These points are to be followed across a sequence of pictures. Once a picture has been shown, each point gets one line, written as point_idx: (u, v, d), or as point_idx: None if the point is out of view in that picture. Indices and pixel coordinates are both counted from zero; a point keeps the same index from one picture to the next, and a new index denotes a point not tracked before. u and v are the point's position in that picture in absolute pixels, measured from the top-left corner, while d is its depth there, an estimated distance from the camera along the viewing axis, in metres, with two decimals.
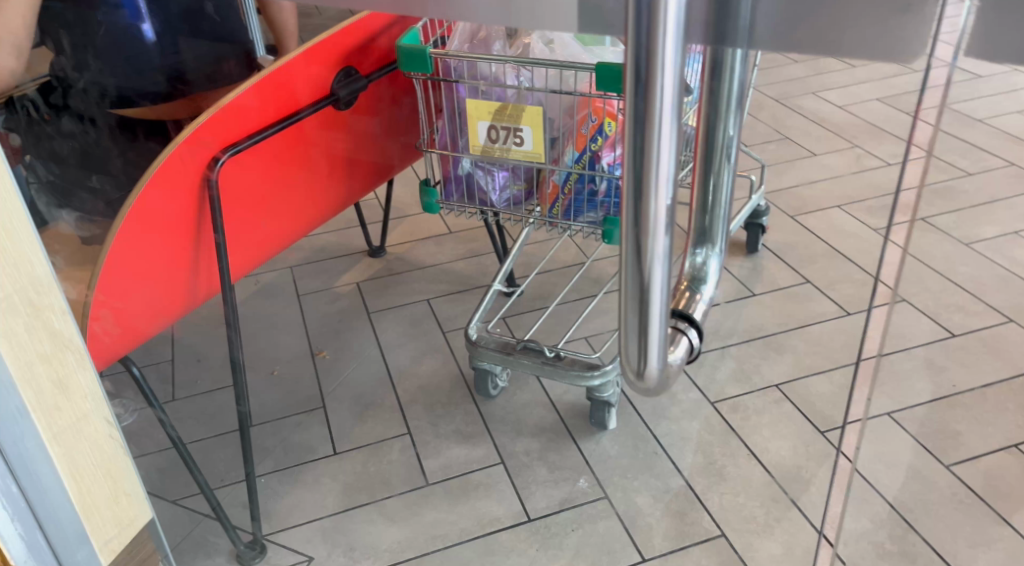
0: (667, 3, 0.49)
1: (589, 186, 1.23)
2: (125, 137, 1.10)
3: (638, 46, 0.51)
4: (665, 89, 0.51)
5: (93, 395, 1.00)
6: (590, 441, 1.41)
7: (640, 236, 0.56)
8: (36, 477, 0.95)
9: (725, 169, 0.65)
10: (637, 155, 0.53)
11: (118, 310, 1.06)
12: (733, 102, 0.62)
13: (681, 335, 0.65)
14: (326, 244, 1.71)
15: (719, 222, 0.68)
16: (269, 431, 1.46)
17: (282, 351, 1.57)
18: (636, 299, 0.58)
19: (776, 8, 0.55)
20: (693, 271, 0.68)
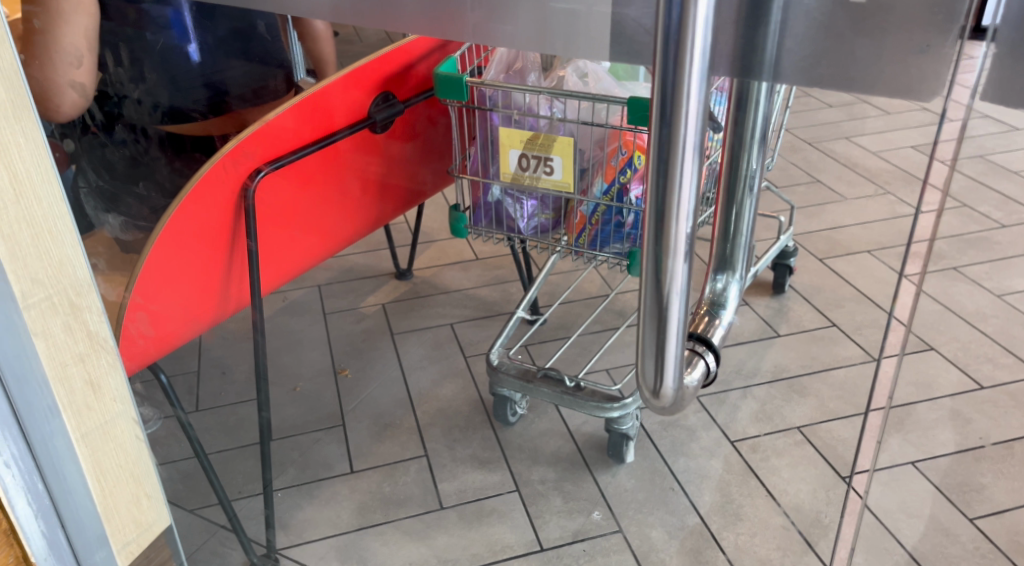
0: (694, 35, 0.51)
1: (616, 218, 1.25)
2: (172, 148, 1.10)
3: (665, 73, 0.52)
4: (690, 116, 0.52)
5: (121, 398, 1.02)
6: (606, 474, 1.42)
7: (660, 257, 0.57)
8: (61, 476, 0.97)
9: (747, 199, 0.66)
10: (660, 178, 0.54)
11: (152, 312, 1.10)
12: (757, 133, 0.63)
13: (698, 358, 0.66)
14: (354, 265, 1.63)
15: (741, 250, 0.69)
16: (289, 446, 1.47)
17: (305, 367, 1.54)
18: (655, 319, 0.59)
19: (800, 46, 0.56)
20: (713, 296, 0.69)
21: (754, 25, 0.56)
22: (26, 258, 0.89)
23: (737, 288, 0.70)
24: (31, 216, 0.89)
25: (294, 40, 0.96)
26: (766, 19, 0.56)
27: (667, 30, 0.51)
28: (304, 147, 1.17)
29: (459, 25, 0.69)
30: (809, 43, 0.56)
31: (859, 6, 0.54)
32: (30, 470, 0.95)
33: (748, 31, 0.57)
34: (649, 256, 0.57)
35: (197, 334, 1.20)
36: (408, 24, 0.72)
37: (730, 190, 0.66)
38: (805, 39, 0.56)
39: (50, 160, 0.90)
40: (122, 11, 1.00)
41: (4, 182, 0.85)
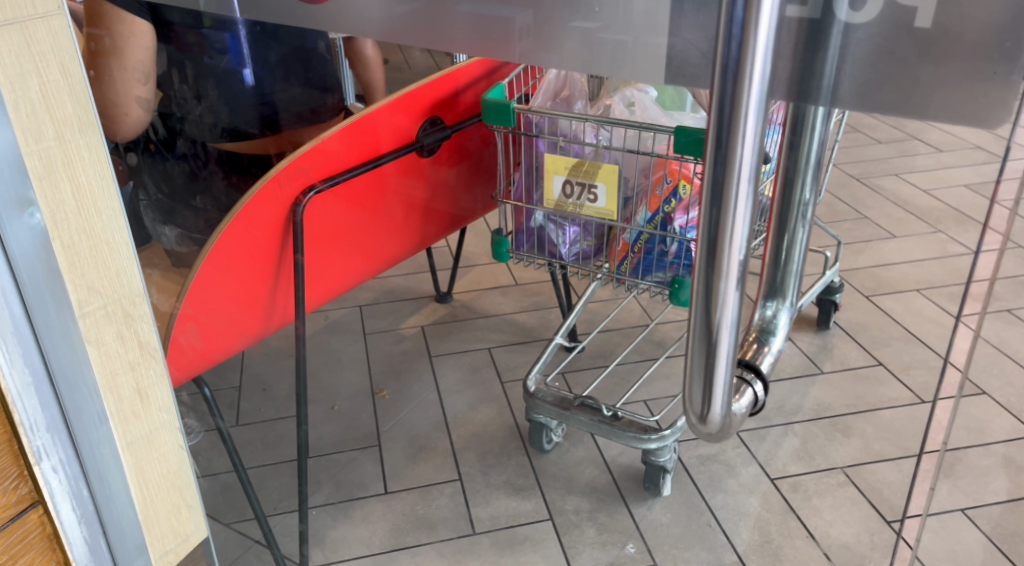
0: (755, 57, 0.50)
1: (659, 247, 1.25)
2: (230, 166, 1.13)
3: (723, 96, 0.52)
4: (747, 139, 0.52)
5: (167, 408, 1.07)
6: (642, 506, 1.42)
7: (711, 281, 0.56)
8: (106, 483, 1.01)
9: (799, 228, 0.65)
10: (715, 201, 0.54)
11: (201, 325, 1.14)
12: (812, 160, 0.62)
13: (746, 385, 0.64)
14: (395, 286, 1.59)
15: (791, 277, 0.68)
16: (324, 464, 1.46)
17: (344, 388, 1.50)
18: (703, 342, 0.58)
19: (859, 71, 0.56)
20: (762, 323, 0.68)
21: (813, 50, 0.56)
22: (84, 269, 0.94)
23: (787, 316, 0.68)
24: (91, 227, 0.94)
25: (345, 67, 0.97)
26: (826, 44, 0.55)
27: (726, 55, 0.51)
28: (353, 168, 1.19)
29: (509, 53, 0.70)
30: (868, 68, 0.56)
31: (925, 33, 0.53)
32: (76, 476, 0.98)
33: (807, 55, 0.56)
34: (701, 279, 0.57)
35: (242, 347, 1.23)
36: (458, 46, 0.72)
37: (782, 218, 0.65)
38: (865, 64, 0.55)
39: (112, 177, 0.95)
40: (182, 34, 0.97)
41: (67, 195, 0.91)
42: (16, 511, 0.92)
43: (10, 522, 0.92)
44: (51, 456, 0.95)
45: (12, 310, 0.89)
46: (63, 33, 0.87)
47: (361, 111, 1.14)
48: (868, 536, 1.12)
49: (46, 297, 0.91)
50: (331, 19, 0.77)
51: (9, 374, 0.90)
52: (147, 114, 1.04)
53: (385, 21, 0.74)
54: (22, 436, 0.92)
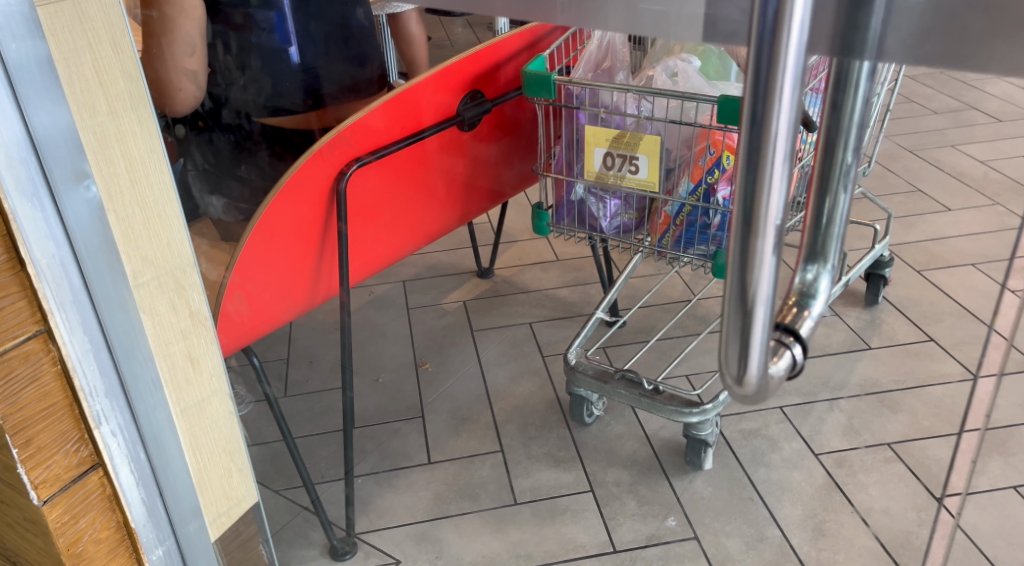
0: (795, 11, 0.47)
1: (702, 219, 1.23)
2: (274, 135, 1.18)
3: (760, 54, 0.49)
4: (785, 98, 0.49)
5: (218, 376, 1.10)
6: (683, 479, 1.45)
7: (747, 242, 0.53)
8: (162, 447, 1.04)
9: (842, 192, 0.58)
10: (751, 161, 0.51)
11: (248, 293, 1.17)
12: (857, 120, 0.56)
13: (784, 348, 0.57)
14: (437, 262, 1.69)
15: (835, 243, 0.60)
16: (369, 435, 1.53)
17: (388, 360, 1.60)
18: (739, 308, 0.55)
19: (909, 22, 0.53)
20: (802, 287, 0.59)
21: (859, 2, 0.53)
22: (139, 241, 0.97)
23: (829, 281, 0.60)
24: (144, 200, 0.97)
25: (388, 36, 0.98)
26: None
27: (762, 26, 0.48)
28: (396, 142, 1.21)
29: (549, 21, 0.68)
30: (919, 19, 0.53)
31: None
32: (134, 440, 1.02)
33: (852, 8, 0.53)
34: (737, 241, 0.53)
35: (291, 318, 1.26)
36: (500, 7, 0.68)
37: (824, 181, 0.58)
38: (915, 15, 0.53)
39: (162, 150, 0.97)
40: (229, 15, 1.08)
41: (121, 169, 0.94)
42: (78, 472, 0.97)
43: (73, 482, 0.96)
44: (110, 421, 0.99)
45: (71, 280, 0.92)
46: (113, 9, 0.89)
47: (403, 86, 1.17)
48: (914, 513, 1.10)
49: (102, 267, 0.94)
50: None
51: (70, 342, 0.93)
52: (200, 94, 1.09)
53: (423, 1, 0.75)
54: (83, 401, 0.95)
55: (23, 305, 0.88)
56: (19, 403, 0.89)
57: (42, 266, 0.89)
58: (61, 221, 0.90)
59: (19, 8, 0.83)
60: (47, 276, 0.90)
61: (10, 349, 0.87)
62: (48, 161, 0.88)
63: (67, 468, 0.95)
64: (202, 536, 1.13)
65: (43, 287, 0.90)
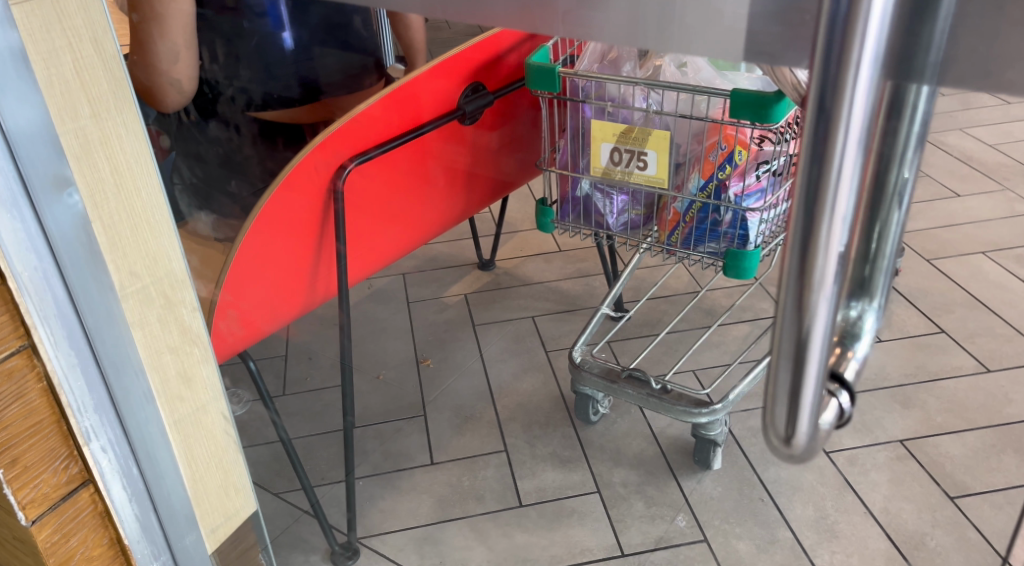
0: (866, 32, 0.42)
1: (713, 216, 1.18)
2: (265, 144, 1.12)
3: (826, 75, 0.44)
4: (851, 131, 0.44)
5: (212, 388, 1.06)
6: (692, 479, 1.40)
7: (803, 293, 0.48)
8: (155, 461, 1.00)
9: (896, 210, 0.50)
10: (809, 202, 0.46)
11: (241, 312, 1.13)
12: (913, 141, 0.48)
13: (830, 399, 0.52)
14: (439, 254, 1.63)
15: (881, 273, 0.52)
16: (372, 435, 1.49)
17: (389, 357, 1.54)
18: (791, 356, 0.50)
19: (977, 44, 0.46)
20: (847, 326, 0.52)
21: (921, 19, 0.45)
22: (125, 249, 0.93)
23: (876, 320, 0.53)
24: (131, 206, 0.92)
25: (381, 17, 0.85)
26: (934, 14, 0.45)
27: (830, 40, 0.43)
28: (392, 140, 1.18)
29: (551, 13, 0.61)
30: (987, 42, 0.45)
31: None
32: (125, 455, 0.98)
33: (914, 27, 0.45)
34: (789, 293, 0.49)
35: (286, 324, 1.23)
36: (494, 18, 0.65)
37: (874, 206, 0.49)
38: (982, 38, 0.45)
39: (150, 153, 0.93)
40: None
41: (106, 175, 0.89)
42: (67, 490, 0.93)
43: (62, 500, 0.93)
44: (100, 436, 0.95)
45: (54, 292, 0.88)
46: (95, 7, 0.84)
47: (402, 78, 1.12)
48: (929, 514, 1.12)
49: (88, 278, 0.90)
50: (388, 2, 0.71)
51: (55, 356, 0.89)
52: (184, 99, 1.01)
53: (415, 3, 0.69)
54: (71, 418, 0.92)
55: (5, 319, 0.85)
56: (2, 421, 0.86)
57: (23, 279, 0.85)
58: (42, 230, 0.86)
59: None
60: (29, 290, 0.86)
61: None
62: (25, 166, 0.83)
63: (55, 486, 0.92)
64: (199, 549, 1.09)
65: (25, 301, 0.86)
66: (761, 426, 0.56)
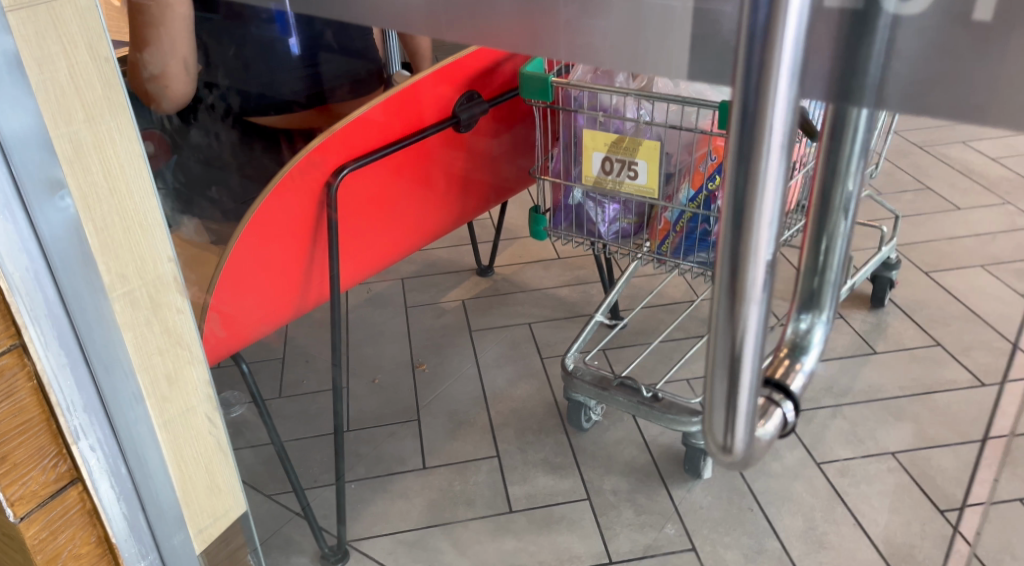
0: (783, 52, 0.43)
1: (702, 226, 1.16)
2: (244, 150, 1.18)
3: (747, 96, 0.44)
4: (774, 147, 0.45)
5: (202, 388, 1.08)
6: (681, 487, 1.38)
7: (734, 306, 0.49)
8: (143, 461, 1.02)
9: (841, 222, 0.53)
10: (737, 218, 0.47)
11: (224, 314, 1.13)
12: (857, 154, 0.50)
13: (774, 407, 0.55)
14: (438, 260, 1.68)
15: (830, 287, 0.56)
16: (364, 438, 1.53)
17: (385, 360, 1.64)
18: (726, 367, 0.51)
19: (911, 67, 0.47)
20: (794, 338, 0.56)
21: (858, 43, 0.47)
22: (117, 252, 0.95)
23: (824, 332, 0.57)
24: (123, 208, 0.94)
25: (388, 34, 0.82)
26: (872, 34, 0.47)
27: (749, 63, 0.44)
28: (392, 143, 1.19)
29: (554, 23, 0.62)
30: (922, 64, 0.47)
31: (987, 29, 0.45)
32: (114, 455, 1.00)
33: (850, 47, 0.47)
34: (721, 305, 0.50)
35: (268, 331, 1.23)
36: (485, 40, 0.68)
37: (820, 222, 0.53)
38: (917, 59, 0.47)
39: (143, 157, 0.95)
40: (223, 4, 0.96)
41: (98, 178, 0.91)
42: (56, 488, 0.95)
43: (51, 498, 0.94)
44: (89, 435, 0.97)
45: (45, 293, 0.90)
46: (90, 12, 0.86)
47: (404, 83, 1.11)
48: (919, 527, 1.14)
49: (78, 279, 0.91)
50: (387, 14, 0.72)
51: (45, 356, 0.91)
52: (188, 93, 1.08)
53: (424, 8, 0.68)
54: (60, 417, 0.93)
55: None
56: None
57: (14, 280, 0.87)
58: (34, 232, 0.87)
59: None
60: (20, 290, 0.87)
61: None
62: (19, 171, 0.85)
63: (44, 484, 0.93)
64: (186, 549, 1.11)
65: (16, 301, 0.87)
66: (703, 434, 0.57)
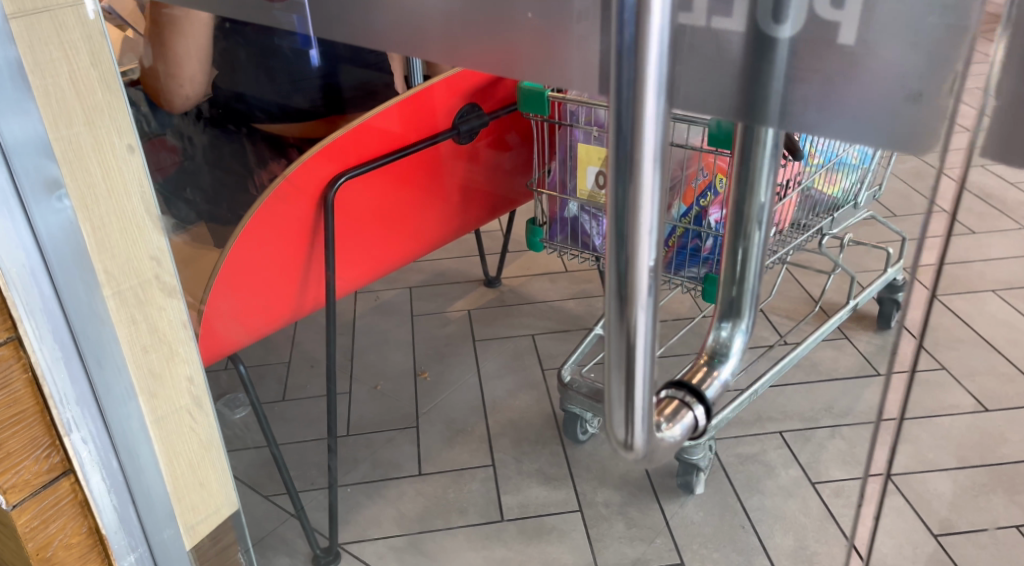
0: (649, 64, 0.47)
1: (693, 241, 1.22)
2: (213, 154, 1.21)
3: (620, 109, 0.48)
4: (648, 156, 0.49)
5: (195, 386, 1.11)
6: (674, 503, 1.41)
7: (623, 309, 0.53)
8: (135, 455, 1.05)
9: (755, 232, 0.60)
10: (618, 224, 0.51)
11: (208, 311, 1.15)
12: (768, 168, 0.58)
13: (686, 411, 0.61)
14: (445, 269, 1.74)
15: (747, 295, 0.63)
16: (363, 443, 1.57)
17: (389, 368, 1.70)
18: (620, 367, 0.55)
19: (803, 85, 0.53)
20: (715, 345, 0.63)
21: (760, 60, 0.53)
22: (114, 250, 0.98)
23: (743, 339, 0.63)
24: (121, 210, 0.98)
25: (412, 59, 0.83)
26: (773, 56, 0.53)
27: (620, 77, 0.48)
28: (398, 151, 1.23)
29: (567, 39, 0.63)
30: (813, 78, 0.52)
31: (848, 50, 0.51)
32: (106, 448, 1.03)
33: (753, 65, 0.54)
34: (612, 309, 0.54)
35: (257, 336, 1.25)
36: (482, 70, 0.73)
37: (737, 226, 0.60)
38: (807, 77, 0.52)
39: (144, 167, 0.99)
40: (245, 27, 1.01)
41: (98, 180, 0.95)
42: (48, 478, 0.98)
43: (43, 488, 0.97)
44: (81, 428, 1.00)
45: (41, 289, 0.93)
46: (92, 22, 0.90)
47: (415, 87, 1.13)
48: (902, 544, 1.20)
49: (74, 277, 0.95)
50: (400, 37, 0.72)
51: (39, 349, 0.94)
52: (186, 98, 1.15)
53: (445, 17, 0.68)
54: (53, 409, 0.97)
55: None
56: None
57: (11, 275, 0.91)
58: (32, 231, 0.91)
59: None
60: (16, 285, 0.91)
61: None
62: (19, 173, 0.89)
63: (37, 474, 0.96)
64: (176, 543, 1.14)
65: (11, 295, 0.91)
66: (607, 435, 0.61)
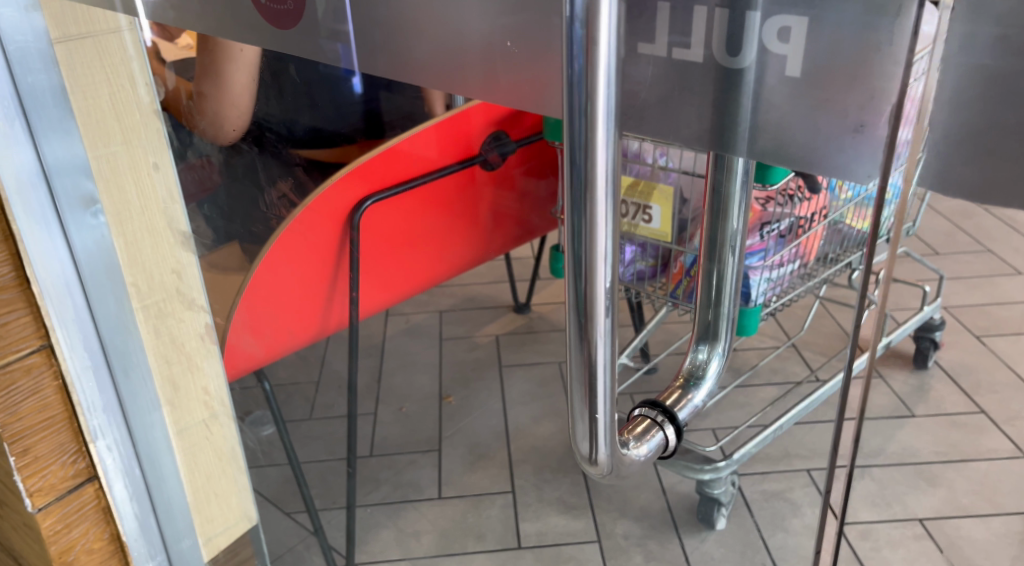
0: (600, 92, 0.51)
1: None
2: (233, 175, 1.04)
3: (575, 135, 0.53)
4: (599, 183, 0.53)
5: (219, 399, 1.16)
6: (695, 538, 1.34)
7: (583, 323, 0.58)
8: (157, 465, 1.11)
9: (729, 259, 0.66)
10: (576, 242, 0.56)
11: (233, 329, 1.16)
12: (740, 195, 0.62)
13: (657, 430, 0.68)
14: (474, 295, 1.70)
15: (722, 320, 0.69)
16: (386, 464, 1.58)
17: (414, 391, 1.67)
18: (582, 381, 0.60)
19: (771, 114, 0.52)
20: (691, 368, 0.70)
21: (728, 90, 0.53)
22: (144, 263, 1.04)
23: (718, 364, 0.70)
24: (153, 226, 1.03)
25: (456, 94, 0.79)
26: (740, 94, 0.53)
27: (574, 100, 0.52)
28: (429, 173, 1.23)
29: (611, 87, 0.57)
30: (780, 108, 0.52)
31: (796, 80, 0.50)
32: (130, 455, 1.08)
33: (722, 97, 0.54)
34: (574, 325, 0.59)
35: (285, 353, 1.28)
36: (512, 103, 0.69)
37: (711, 250, 0.66)
38: (781, 104, 0.51)
39: (178, 187, 1.03)
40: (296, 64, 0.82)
41: (132, 198, 1.00)
42: (73, 483, 1.01)
43: (68, 493, 1.00)
44: (107, 436, 1.04)
45: (73, 299, 0.98)
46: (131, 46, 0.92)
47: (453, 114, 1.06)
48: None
49: (105, 290, 1.01)
50: (439, 72, 0.68)
51: (71, 358, 0.98)
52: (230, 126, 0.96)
53: (482, 38, 0.64)
54: (80, 415, 1.00)
55: (29, 320, 0.92)
56: (19, 413, 0.93)
57: (48, 287, 0.94)
58: (68, 246, 0.96)
59: (38, 44, 0.88)
60: (52, 294, 0.95)
61: (15, 361, 0.92)
62: (57, 189, 0.94)
63: (63, 478, 0.99)
64: (194, 553, 1.19)
65: (47, 304, 0.94)
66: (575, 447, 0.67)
